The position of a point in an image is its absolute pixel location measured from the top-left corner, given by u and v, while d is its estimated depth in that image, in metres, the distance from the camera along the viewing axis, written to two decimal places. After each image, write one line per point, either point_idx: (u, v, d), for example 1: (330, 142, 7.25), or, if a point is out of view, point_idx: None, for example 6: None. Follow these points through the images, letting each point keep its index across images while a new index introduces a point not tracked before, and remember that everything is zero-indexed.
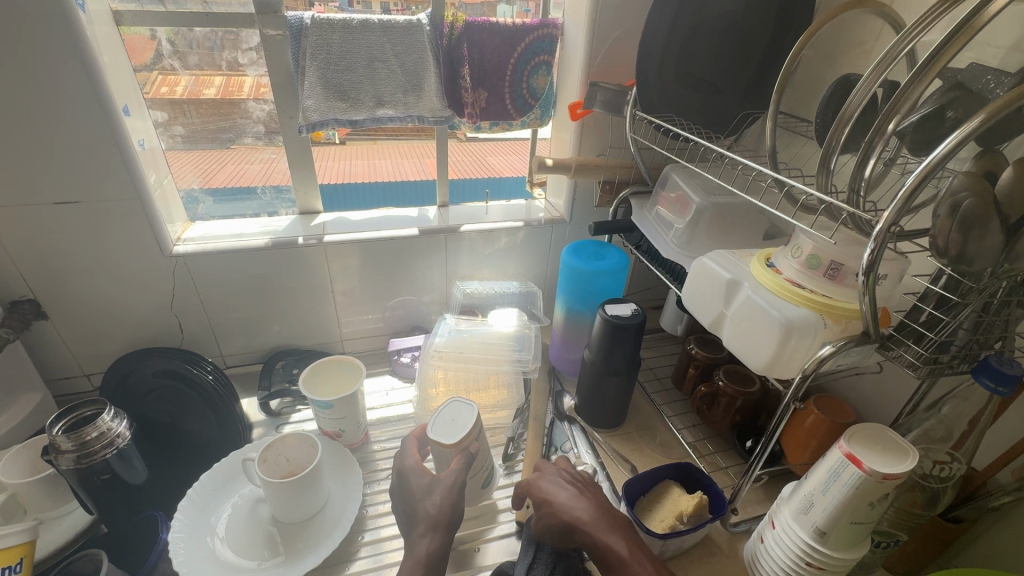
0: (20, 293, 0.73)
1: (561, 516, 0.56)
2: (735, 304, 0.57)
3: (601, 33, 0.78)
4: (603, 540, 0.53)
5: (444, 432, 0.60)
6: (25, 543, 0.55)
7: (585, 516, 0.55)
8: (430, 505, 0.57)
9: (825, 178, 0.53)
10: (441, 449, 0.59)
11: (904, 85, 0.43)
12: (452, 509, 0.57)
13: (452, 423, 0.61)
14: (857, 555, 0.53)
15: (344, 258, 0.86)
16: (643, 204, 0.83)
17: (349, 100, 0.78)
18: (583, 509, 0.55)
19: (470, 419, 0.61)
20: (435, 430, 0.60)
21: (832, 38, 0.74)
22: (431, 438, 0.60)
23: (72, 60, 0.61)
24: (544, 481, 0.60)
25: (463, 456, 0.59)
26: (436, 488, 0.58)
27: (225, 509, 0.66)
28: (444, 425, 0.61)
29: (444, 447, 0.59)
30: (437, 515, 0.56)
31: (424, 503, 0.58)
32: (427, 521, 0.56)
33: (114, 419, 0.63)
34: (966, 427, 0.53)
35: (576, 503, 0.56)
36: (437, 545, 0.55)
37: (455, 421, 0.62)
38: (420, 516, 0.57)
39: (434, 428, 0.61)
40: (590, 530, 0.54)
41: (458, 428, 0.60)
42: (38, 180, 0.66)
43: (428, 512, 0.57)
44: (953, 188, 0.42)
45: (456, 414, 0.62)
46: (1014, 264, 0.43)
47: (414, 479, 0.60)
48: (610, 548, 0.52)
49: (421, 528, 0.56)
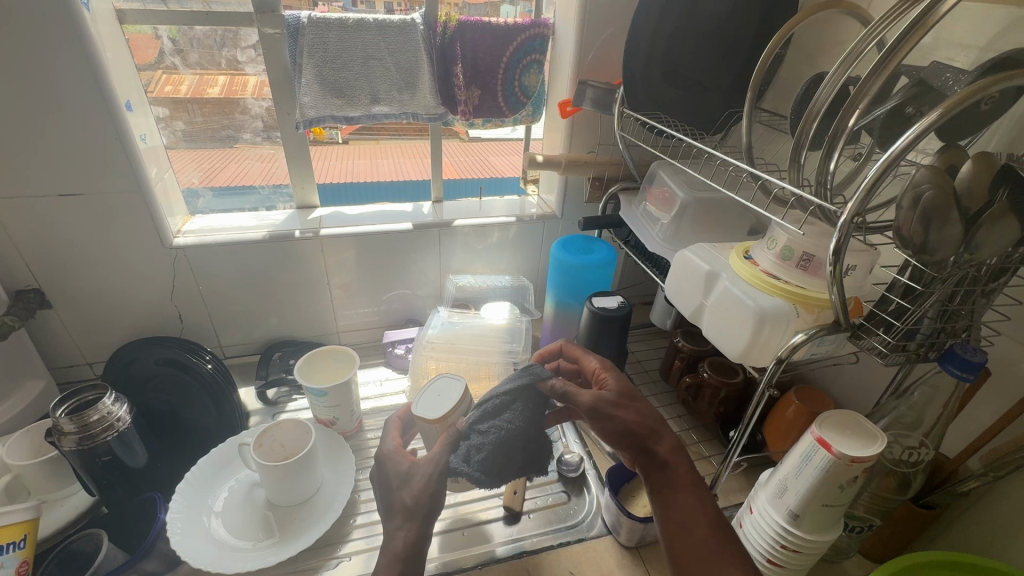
0: (25, 282, 0.75)
1: (635, 417, 0.55)
2: (714, 294, 0.59)
3: (590, 32, 0.81)
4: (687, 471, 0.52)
5: (427, 408, 0.60)
6: (29, 520, 0.57)
7: (677, 444, 0.54)
8: (408, 495, 0.54)
9: (796, 173, 0.55)
10: (426, 424, 0.60)
11: (863, 79, 0.46)
12: (431, 497, 0.54)
13: (438, 400, 0.62)
14: (830, 537, 0.54)
15: (340, 252, 0.88)
16: (631, 200, 0.85)
17: (346, 96, 0.80)
18: (674, 438, 0.54)
19: (455, 396, 0.62)
20: (419, 406, 0.61)
21: (813, 37, 0.76)
22: (415, 413, 0.60)
23: (77, 57, 0.63)
24: (628, 379, 0.60)
25: (447, 433, 0.59)
26: (416, 475, 0.56)
27: (222, 491, 0.69)
28: (428, 401, 0.62)
29: (427, 422, 0.59)
30: (414, 507, 0.53)
31: (401, 493, 0.55)
32: (403, 513, 0.53)
33: (115, 404, 0.66)
34: (935, 414, 0.55)
35: (668, 429, 0.55)
36: (416, 538, 0.51)
37: (443, 395, 0.63)
38: (396, 508, 0.54)
39: (419, 404, 0.61)
40: (682, 458, 0.53)
41: (442, 404, 0.61)
42: (44, 172, 0.69)
43: (404, 502, 0.54)
44: (915, 180, 0.44)
45: (442, 390, 0.63)
46: (975, 253, 0.44)
47: (394, 463, 0.58)
48: (689, 483, 0.52)
49: (398, 520, 0.53)
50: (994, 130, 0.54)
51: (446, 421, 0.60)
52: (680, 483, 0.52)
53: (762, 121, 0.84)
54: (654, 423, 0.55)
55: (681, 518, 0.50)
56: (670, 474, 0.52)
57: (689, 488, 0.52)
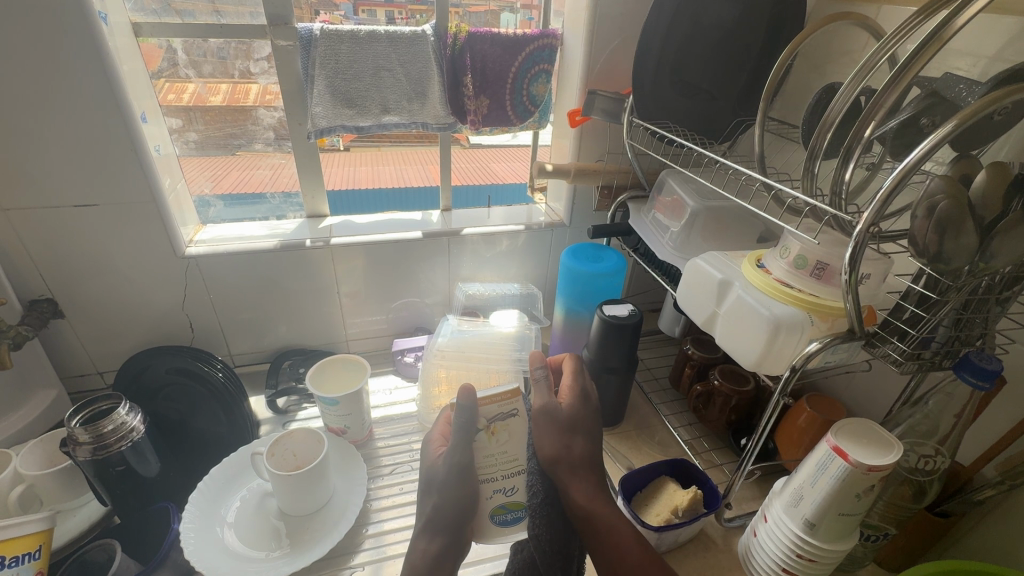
0: (39, 292, 0.76)
1: (559, 446, 0.55)
2: (727, 303, 0.59)
3: (599, 42, 0.81)
4: (606, 517, 0.54)
5: (518, 393, 0.54)
6: (43, 531, 0.57)
7: (592, 490, 0.55)
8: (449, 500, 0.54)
9: (810, 182, 0.56)
10: (464, 401, 0.52)
11: (880, 91, 0.47)
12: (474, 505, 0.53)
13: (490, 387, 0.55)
14: (846, 547, 0.54)
15: (350, 261, 0.88)
16: (639, 209, 0.86)
17: (356, 107, 0.81)
18: (590, 487, 0.55)
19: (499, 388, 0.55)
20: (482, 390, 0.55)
21: (821, 46, 0.77)
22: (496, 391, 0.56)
23: (94, 68, 0.64)
24: (580, 409, 0.58)
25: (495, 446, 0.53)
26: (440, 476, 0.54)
27: (235, 501, 0.68)
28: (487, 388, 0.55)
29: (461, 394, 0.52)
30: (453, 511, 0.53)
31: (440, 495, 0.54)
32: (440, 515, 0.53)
33: (129, 413, 0.66)
34: (948, 422, 0.56)
35: (581, 476, 0.55)
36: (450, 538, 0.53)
37: None
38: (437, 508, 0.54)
39: (512, 412, 0.53)
40: (597, 505, 0.54)
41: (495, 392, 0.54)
42: (59, 183, 0.69)
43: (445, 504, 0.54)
44: (930, 190, 0.44)
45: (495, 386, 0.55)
46: (990, 262, 0.45)
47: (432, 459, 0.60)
48: (612, 527, 0.53)
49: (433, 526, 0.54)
50: (1005, 139, 0.54)
51: (482, 444, 0.53)
52: (603, 532, 0.53)
53: (771, 129, 0.85)
54: (567, 467, 0.55)
55: (614, 563, 0.52)
56: (589, 525, 0.54)
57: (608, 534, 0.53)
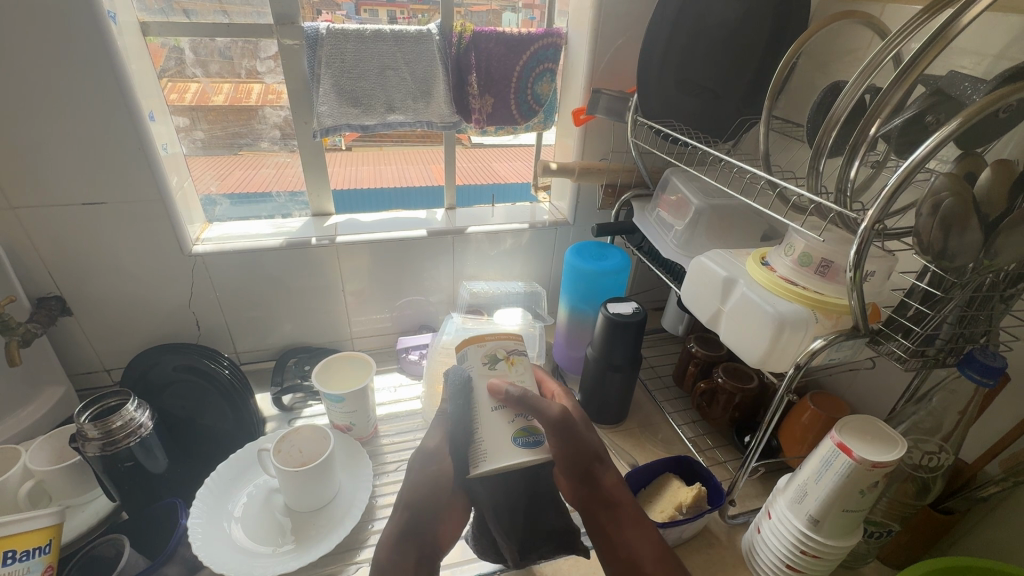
0: (48, 289, 0.76)
1: (585, 443, 0.55)
2: (730, 300, 0.60)
3: (603, 41, 0.82)
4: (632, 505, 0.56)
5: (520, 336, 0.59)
6: (53, 525, 0.58)
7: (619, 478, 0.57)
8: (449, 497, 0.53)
9: (814, 180, 0.57)
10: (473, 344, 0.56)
11: (885, 90, 0.47)
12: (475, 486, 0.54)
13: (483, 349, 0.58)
14: (850, 543, 0.54)
15: (355, 259, 0.89)
16: (644, 207, 0.87)
17: (361, 106, 0.81)
18: (617, 474, 0.58)
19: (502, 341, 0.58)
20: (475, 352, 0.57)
21: (825, 45, 0.77)
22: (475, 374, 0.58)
23: (103, 68, 0.65)
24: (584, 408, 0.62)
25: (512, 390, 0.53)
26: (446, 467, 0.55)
27: (241, 497, 0.69)
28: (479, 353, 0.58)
29: (465, 343, 0.56)
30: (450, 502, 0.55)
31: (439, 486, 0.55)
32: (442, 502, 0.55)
33: (137, 410, 0.66)
34: (952, 419, 0.56)
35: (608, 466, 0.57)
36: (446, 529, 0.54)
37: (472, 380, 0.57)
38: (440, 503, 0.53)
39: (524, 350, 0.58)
40: (624, 491, 0.57)
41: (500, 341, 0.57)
42: (69, 181, 0.70)
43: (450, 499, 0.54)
44: (935, 188, 0.45)
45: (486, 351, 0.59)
46: (994, 259, 0.45)
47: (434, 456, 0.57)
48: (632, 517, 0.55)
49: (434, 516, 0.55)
50: (1011, 137, 0.55)
51: (503, 372, 0.55)
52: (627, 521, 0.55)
53: (776, 128, 0.85)
54: (597, 457, 0.56)
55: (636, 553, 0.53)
56: (614, 512, 0.56)
57: (637, 524, 0.55)
